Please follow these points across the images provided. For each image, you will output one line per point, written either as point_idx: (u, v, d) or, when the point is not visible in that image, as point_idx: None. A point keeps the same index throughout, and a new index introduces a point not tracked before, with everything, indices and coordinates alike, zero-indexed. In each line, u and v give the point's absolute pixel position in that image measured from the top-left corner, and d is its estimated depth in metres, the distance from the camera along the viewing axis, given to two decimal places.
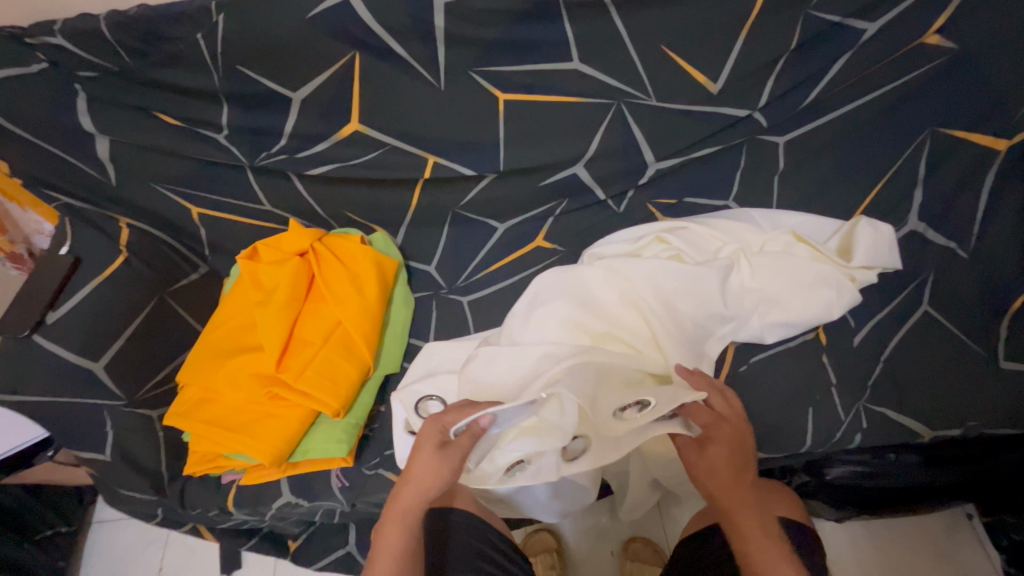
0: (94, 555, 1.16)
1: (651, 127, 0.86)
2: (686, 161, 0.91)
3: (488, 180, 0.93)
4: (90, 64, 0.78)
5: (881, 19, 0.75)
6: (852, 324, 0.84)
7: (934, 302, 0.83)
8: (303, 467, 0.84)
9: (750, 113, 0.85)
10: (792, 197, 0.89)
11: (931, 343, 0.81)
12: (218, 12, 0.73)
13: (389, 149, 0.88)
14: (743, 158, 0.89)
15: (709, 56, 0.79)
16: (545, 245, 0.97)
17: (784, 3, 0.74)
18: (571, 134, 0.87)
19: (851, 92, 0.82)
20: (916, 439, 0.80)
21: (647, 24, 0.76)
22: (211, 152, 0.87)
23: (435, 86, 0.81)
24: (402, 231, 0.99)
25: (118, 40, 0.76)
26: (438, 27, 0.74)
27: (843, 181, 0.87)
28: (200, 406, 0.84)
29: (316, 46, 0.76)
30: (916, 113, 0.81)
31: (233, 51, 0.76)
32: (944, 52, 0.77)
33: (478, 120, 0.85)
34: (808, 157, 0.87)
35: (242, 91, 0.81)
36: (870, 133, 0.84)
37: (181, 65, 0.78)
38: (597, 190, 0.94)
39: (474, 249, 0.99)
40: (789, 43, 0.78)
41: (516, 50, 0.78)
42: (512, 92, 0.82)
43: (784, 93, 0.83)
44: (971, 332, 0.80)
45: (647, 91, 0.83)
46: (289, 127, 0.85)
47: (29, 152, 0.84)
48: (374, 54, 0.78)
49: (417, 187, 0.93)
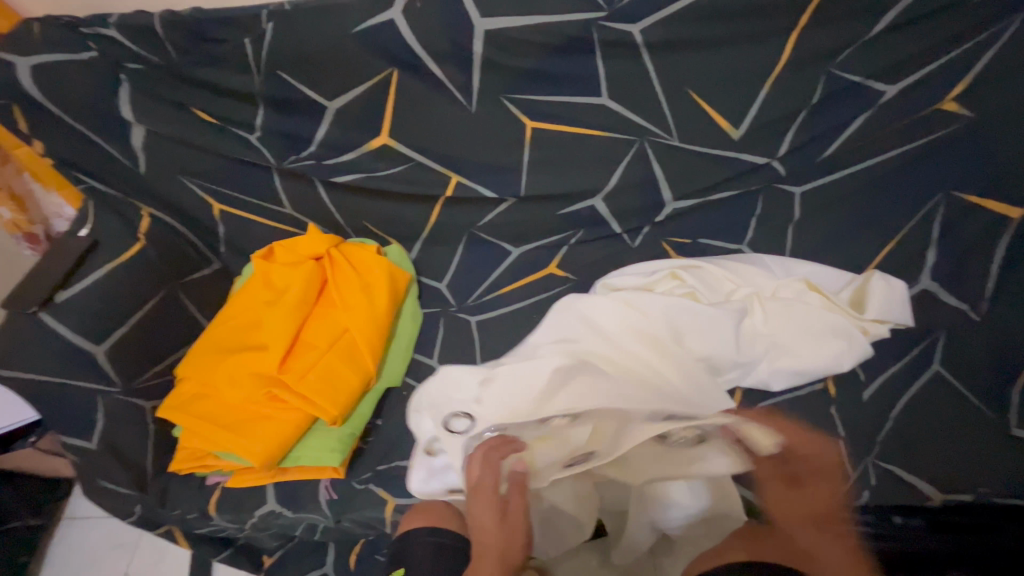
0: (59, 553, 1.10)
1: (671, 166, 0.88)
2: (703, 203, 0.92)
3: (506, 205, 0.94)
4: (137, 56, 0.81)
5: (898, 84, 0.79)
6: (862, 378, 0.83)
7: (945, 362, 0.82)
8: (293, 473, 0.82)
9: (769, 161, 0.87)
10: (806, 246, 0.90)
11: (941, 404, 0.81)
12: (268, 20, 0.77)
13: (415, 165, 0.90)
14: (760, 204, 0.91)
15: (733, 103, 0.82)
16: (558, 272, 0.98)
17: (808, 59, 0.77)
18: (593, 166, 0.89)
19: (870, 149, 0.84)
20: (924, 501, 0.78)
21: (676, 67, 0.79)
22: (242, 151, 0.89)
23: (465, 108, 0.84)
24: (417, 246, 1.00)
25: (168, 36, 0.79)
26: (476, 52, 0.77)
27: (857, 235, 0.88)
28: (196, 400, 0.83)
29: (356, 59, 0.79)
30: (932, 175, 0.83)
31: (277, 57, 0.79)
32: (961, 118, 0.79)
33: (504, 144, 0.87)
34: (824, 209, 0.89)
35: (279, 96, 0.84)
36: (885, 190, 0.86)
37: (226, 65, 0.81)
38: (613, 224, 0.95)
39: (488, 270, 0.99)
40: (811, 98, 0.81)
41: (549, 82, 0.81)
42: (540, 121, 0.85)
43: (802, 145, 0.85)
44: (983, 396, 0.80)
45: (671, 131, 0.85)
46: (320, 134, 0.87)
47: (65, 135, 0.86)
48: (412, 72, 0.81)
49: (437, 204, 0.95)
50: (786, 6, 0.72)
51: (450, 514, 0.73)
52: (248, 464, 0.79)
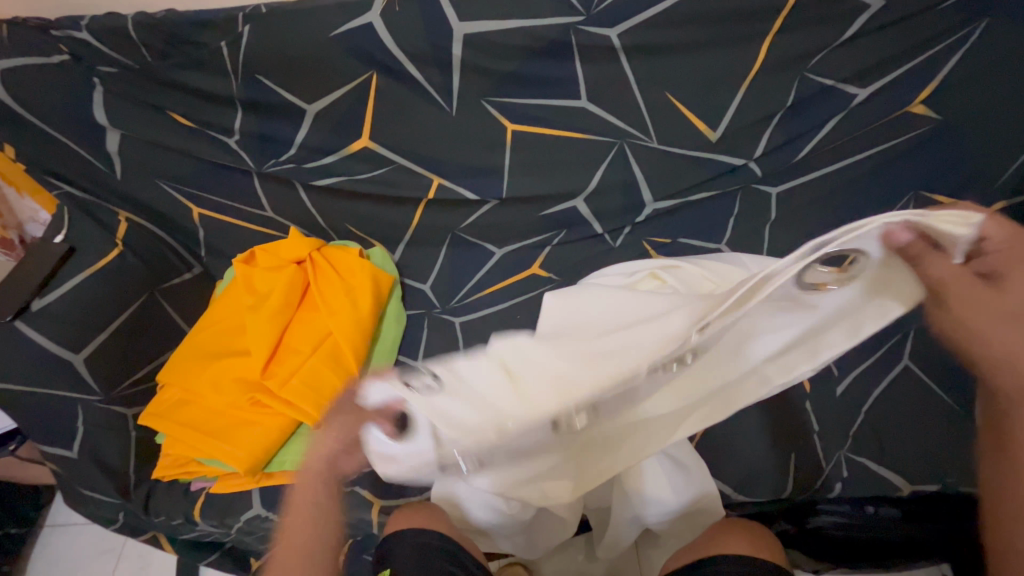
0: (42, 560, 1.10)
1: (651, 167, 0.90)
2: (682, 204, 0.94)
3: (489, 207, 0.95)
4: (110, 59, 0.80)
5: (869, 87, 0.80)
6: (835, 373, 0.86)
7: (914, 356, 0.86)
8: (278, 478, 0.82)
9: (746, 162, 0.89)
10: (783, 245, 0.92)
11: (910, 398, 0.84)
12: (244, 23, 0.76)
13: (397, 168, 0.90)
14: (738, 204, 0.93)
15: (711, 106, 0.83)
16: (541, 272, 0.99)
17: (782, 63, 0.79)
18: (574, 168, 0.90)
19: (843, 149, 0.86)
20: (894, 492, 0.80)
21: (653, 70, 0.80)
22: (220, 154, 0.88)
23: (446, 111, 0.84)
24: (400, 248, 1.00)
25: (142, 39, 0.78)
26: (455, 56, 0.78)
27: (832, 234, 0.90)
28: (179, 406, 0.82)
29: (335, 63, 0.79)
30: (901, 176, 0.86)
31: (254, 61, 0.78)
32: (928, 121, 0.81)
33: (484, 147, 0.88)
34: (799, 209, 0.91)
35: (257, 99, 0.83)
36: (857, 191, 0.88)
37: (201, 68, 0.80)
38: (595, 224, 0.96)
39: (471, 271, 1.00)
40: (786, 100, 0.82)
41: (528, 85, 0.81)
42: (520, 123, 0.85)
43: (778, 146, 0.87)
44: (949, 390, 0.83)
45: (650, 133, 0.86)
46: (300, 137, 0.87)
47: (38, 140, 0.85)
48: (392, 76, 0.81)
49: (419, 206, 0.95)
50: (760, 11, 0.73)
51: (434, 515, 0.74)
52: (233, 470, 0.80)
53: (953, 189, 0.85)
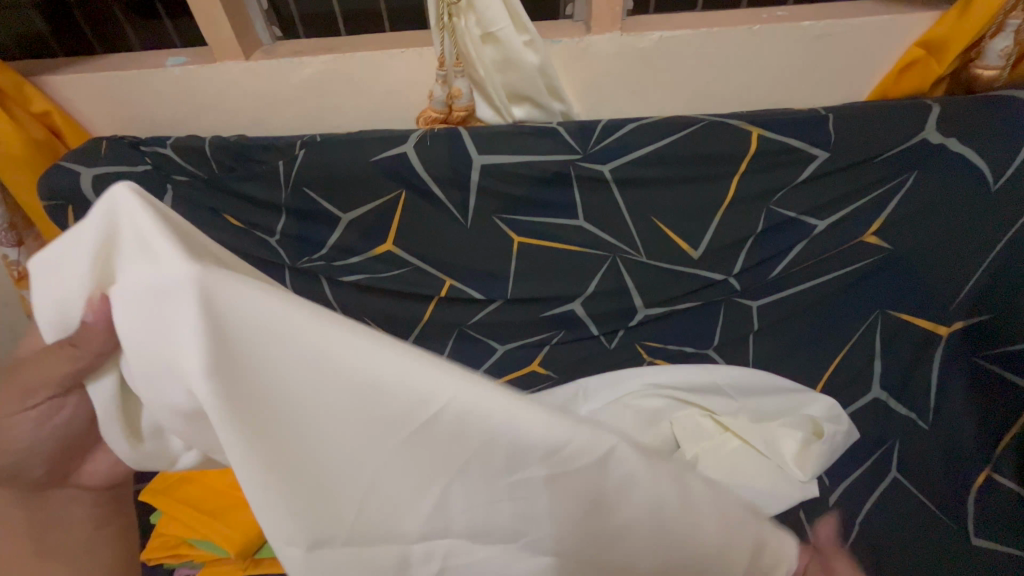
0: None
1: (641, 278, 0.98)
2: (670, 311, 1.03)
3: (496, 305, 1.02)
4: (185, 170, 0.91)
5: (830, 218, 0.91)
6: (827, 482, 0.96)
7: (901, 469, 0.96)
8: (266, 565, 0.82)
9: (726, 278, 0.97)
10: (767, 351, 1.03)
11: (897, 497, 0.94)
12: (300, 148, 0.86)
13: (415, 269, 0.98)
14: (721, 315, 1.02)
15: (694, 229, 0.92)
16: (540, 369, 1.09)
17: (754, 197, 0.89)
18: (572, 278, 0.99)
19: (811, 270, 0.95)
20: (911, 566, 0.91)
21: (642, 198, 0.90)
22: (262, 251, 0.97)
23: (460, 223, 0.92)
24: (410, 341, 1.08)
25: (216, 158, 0.90)
26: (473, 180, 0.87)
27: (815, 344, 1.01)
28: (181, 484, 0.86)
29: (370, 183, 0.88)
30: (865, 296, 0.96)
31: (306, 176, 0.88)
32: (881, 250, 0.92)
33: (495, 257, 0.96)
34: (775, 322, 1.01)
35: (302, 207, 0.92)
36: (826, 309, 0.99)
37: (260, 181, 0.90)
38: (590, 325, 1.05)
39: (474, 366, 1.09)
40: (755, 229, 0.92)
41: (534, 206, 0.91)
42: (526, 237, 0.94)
43: (754, 266, 0.96)
44: (927, 492, 0.93)
45: (638, 248, 0.95)
46: (333, 240, 0.95)
47: None
48: (419, 194, 0.90)
49: (432, 302, 1.02)
50: (733, 155, 0.85)
51: None
52: (226, 555, 0.80)
53: (936, 315, 0.94)
